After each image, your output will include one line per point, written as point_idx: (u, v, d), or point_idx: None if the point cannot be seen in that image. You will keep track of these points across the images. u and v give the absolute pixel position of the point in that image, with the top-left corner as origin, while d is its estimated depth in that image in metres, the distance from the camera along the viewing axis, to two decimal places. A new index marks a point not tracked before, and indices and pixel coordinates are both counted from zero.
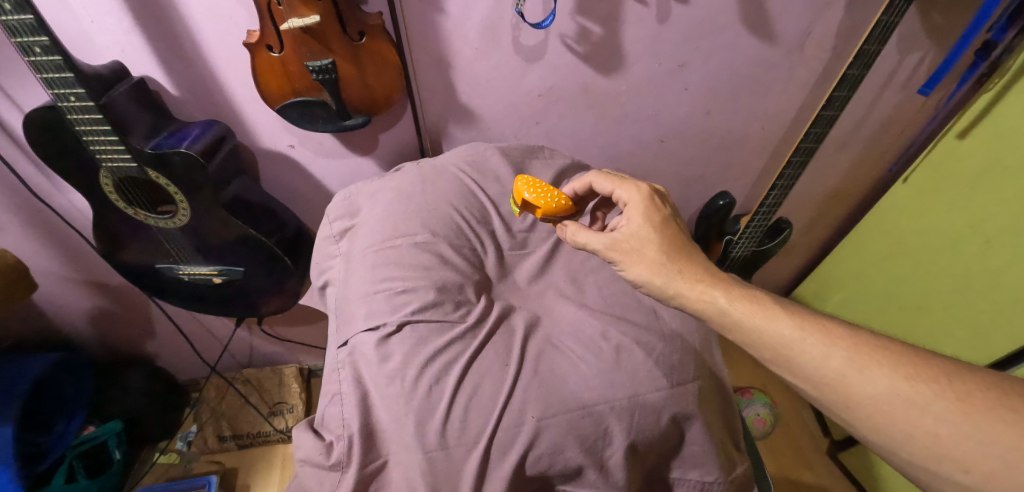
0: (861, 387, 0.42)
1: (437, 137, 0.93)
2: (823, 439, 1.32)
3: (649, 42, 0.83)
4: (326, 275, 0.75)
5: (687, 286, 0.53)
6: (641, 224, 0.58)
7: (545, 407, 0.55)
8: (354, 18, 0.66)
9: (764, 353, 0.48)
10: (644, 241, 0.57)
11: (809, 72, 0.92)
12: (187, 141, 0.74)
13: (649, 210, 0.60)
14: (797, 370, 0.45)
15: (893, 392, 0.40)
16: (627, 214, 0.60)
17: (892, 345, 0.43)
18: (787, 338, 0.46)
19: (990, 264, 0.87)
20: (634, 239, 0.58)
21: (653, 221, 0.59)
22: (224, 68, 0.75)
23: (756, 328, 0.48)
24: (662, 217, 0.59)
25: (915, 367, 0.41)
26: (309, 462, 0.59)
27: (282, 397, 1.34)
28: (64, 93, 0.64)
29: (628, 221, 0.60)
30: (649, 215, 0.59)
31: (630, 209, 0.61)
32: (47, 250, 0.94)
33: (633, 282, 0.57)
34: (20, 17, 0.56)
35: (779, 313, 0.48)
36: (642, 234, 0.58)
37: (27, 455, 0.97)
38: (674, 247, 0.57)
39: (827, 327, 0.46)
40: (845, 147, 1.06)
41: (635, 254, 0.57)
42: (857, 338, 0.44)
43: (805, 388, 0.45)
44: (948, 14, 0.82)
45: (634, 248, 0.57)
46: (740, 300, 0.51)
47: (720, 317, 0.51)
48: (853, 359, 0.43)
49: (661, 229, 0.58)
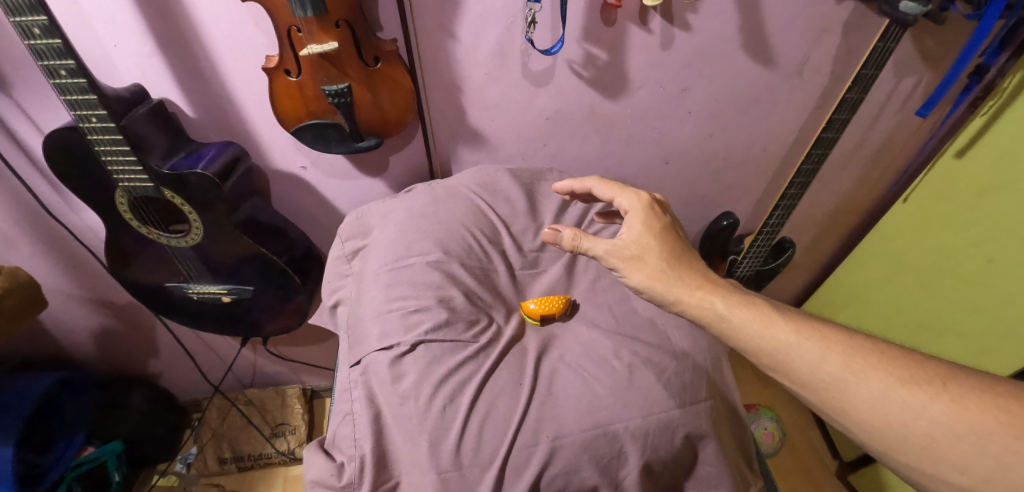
0: (858, 391, 0.42)
1: (447, 159, 0.94)
2: (832, 461, 1.31)
3: (652, 67, 0.86)
4: (337, 294, 0.76)
5: (687, 292, 0.54)
6: (642, 232, 0.59)
7: (559, 427, 0.55)
8: (370, 43, 0.68)
9: (761, 359, 0.48)
10: (646, 248, 0.57)
11: (807, 97, 0.94)
12: (203, 161, 0.75)
13: (650, 218, 0.60)
14: (794, 375, 0.46)
15: (890, 396, 0.41)
16: (628, 222, 0.61)
17: (887, 349, 0.44)
18: (784, 344, 0.47)
19: (992, 281, 0.89)
20: (637, 246, 0.57)
21: (654, 228, 0.59)
22: (241, 91, 0.77)
23: (754, 334, 0.48)
24: (661, 225, 0.60)
25: (909, 371, 0.42)
26: (320, 483, 0.59)
27: (284, 417, 1.32)
28: (86, 114, 0.65)
29: (628, 229, 0.60)
30: (649, 222, 0.60)
31: (630, 217, 0.61)
32: (56, 267, 0.94)
33: (633, 288, 0.57)
34: (49, 41, 0.58)
35: (775, 317, 0.49)
36: (644, 241, 0.58)
37: (26, 477, 0.95)
38: (674, 254, 0.57)
39: (823, 333, 0.47)
40: (844, 168, 1.08)
41: (637, 261, 0.57)
42: (850, 342, 0.45)
43: (801, 392, 0.46)
44: (940, 39, 0.85)
45: (636, 255, 0.57)
46: (738, 306, 0.51)
47: (719, 323, 0.51)
48: (849, 364, 0.44)
49: (662, 236, 0.58)
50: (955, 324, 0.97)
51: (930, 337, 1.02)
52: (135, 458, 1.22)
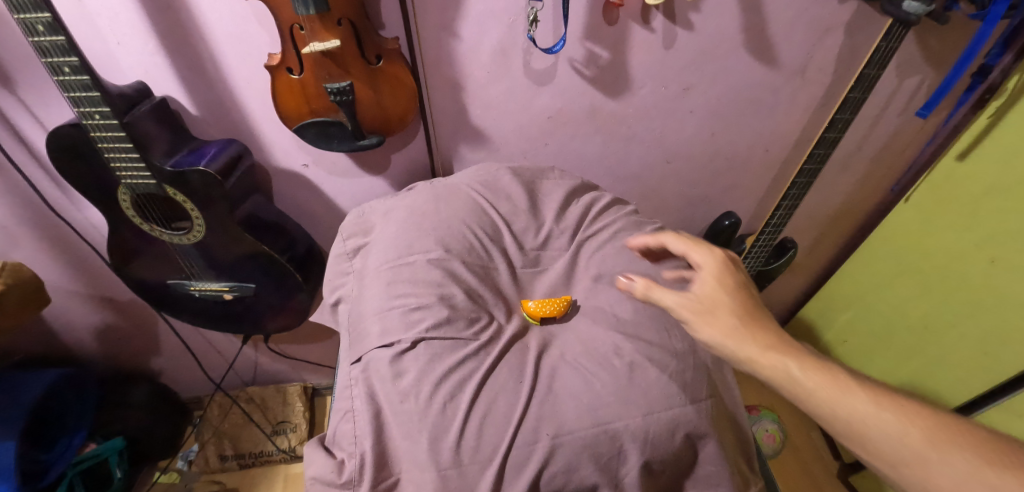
0: (940, 470, 0.43)
1: (448, 157, 0.94)
2: (833, 462, 1.31)
3: (655, 67, 0.86)
4: (338, 292, 0.76)
5: (759, 351, 0.52)
6: (715, 287, 0.58)
7: (559, 426, 0.55)
8: (372, 41, 0.69)
9: (836, 427, 0.48)
10: (719, 303, 0.56)
11: (810, 96, 0.94)
12: (205, 159, 0.76)
13: (723, 275, 0.59)
14: (872, 448, 0.46)
15: (974, 479, 0.41)
16: (701, 278, 0.60)
17: (968, 429, 0.45)
18: (864, 415, 0.46)
19: (996, 283, 0.88)
20: (708, 301, 0.57)
21: (727, 286, 0.58)
22: (243, 88, 0.77)
23: (831, 401, 0.47)
24: (735, 283, 0.58)
25: (993, 453, 0.43)
26: (321, 480, 0.59)
27: (286, 415, 1.33)
28: (89, 111, 0.65)
29: (701, 283, 0.59)
30: (722, 279, 0.59)
31: (703, 273, 0.60)
32: (59, 264, 0.95)
33: (702, 342, 0.56)
34: (53, 38, 0.58)
35: (852, 386, 0.48)
36: (716, 297, 0.57)
37: (27, 473, 0.96)
38: (747, 312, 0.55)
39: (902, 406, 0.47)
40: (847, 167, 1.08)
41: (708, 315, 0.55)
42: (931, 418, 0.46)
43: (877, 465, 0.46)
44: (943, 39, 0.85)
45: (707, 309, 0.56)
46: (813, 370, 0.50)
47: (792, 387, 0.49)
48: (931, 442, 0.44)
49: (735, 294, 0.57)
50: (959, 325, 0.96)
51: (932, 338, 1.02)
52: (137, 455, 1.22)
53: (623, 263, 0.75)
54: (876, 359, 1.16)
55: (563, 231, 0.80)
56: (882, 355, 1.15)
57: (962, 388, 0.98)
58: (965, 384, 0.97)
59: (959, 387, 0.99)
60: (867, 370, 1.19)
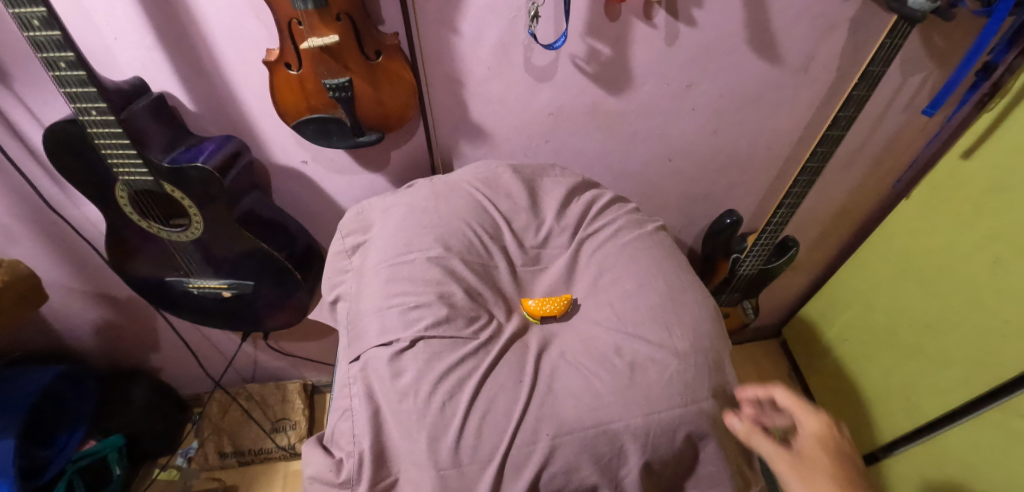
0: None
1: (448, 154, 0.94)
2: None
3: (657, 63, 0.85)
4: (337, 290, 0.76)
5: None
6: (818, 451, 0.53)
7: (559, 426, 0.55)
8: (371, 37, 0.68)
9: None
10: (820, 466, 0.51)
11: (813, 94, 0.93)
12: (203, 155, 0.75)
13: (831, 443, 0.54)
14: None
15: None
16: (804, 441, 0.54)
17: None
18: None
19: (1000, 282, 0.86)
20: (808, 462, 0.52)
21: (834, 454, 0.52)
22: (242, 84, 0.76)
23: None
24: (846, 455, 0.52)
25: None
26: (319, 480, 0.59)
27: (285, 413, 1.32)
28: (86, 107, 0.65)
29: (804, 445, 0.54)
30: (829, 445, 0.53)
31: (808, 436, 0.55)
32: (56, 261, 0.94)
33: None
34: (48, 32, 0.57)
35: None
36: (818, 459, 0.52)
37: (26, 471, 0.95)
38: (850, 479, 0.50)
39: None
40: (850, 166, 1.07)
41: (809, 474, 0.50)
42: None
43: None
44: (949, 37, 0.84)
45: (807, 466, 0.51)
46: None
47: None
48: None
49: (841, 463, 0.51)
50: (962, 325, 0.95)
51: (933, 337, 1.01)
52: (137, 452, 1.22)
53: (624, 261, 0.74)
54: (877, 358, 1.15)
55: (563, 229, 0.79)
56: (882, 354, 1.14)
57: (959, 389, 0.97)
58: (962, 385, 0.96)
59: (959, 389, 0.97)
60: (869, 370, 1.18)
